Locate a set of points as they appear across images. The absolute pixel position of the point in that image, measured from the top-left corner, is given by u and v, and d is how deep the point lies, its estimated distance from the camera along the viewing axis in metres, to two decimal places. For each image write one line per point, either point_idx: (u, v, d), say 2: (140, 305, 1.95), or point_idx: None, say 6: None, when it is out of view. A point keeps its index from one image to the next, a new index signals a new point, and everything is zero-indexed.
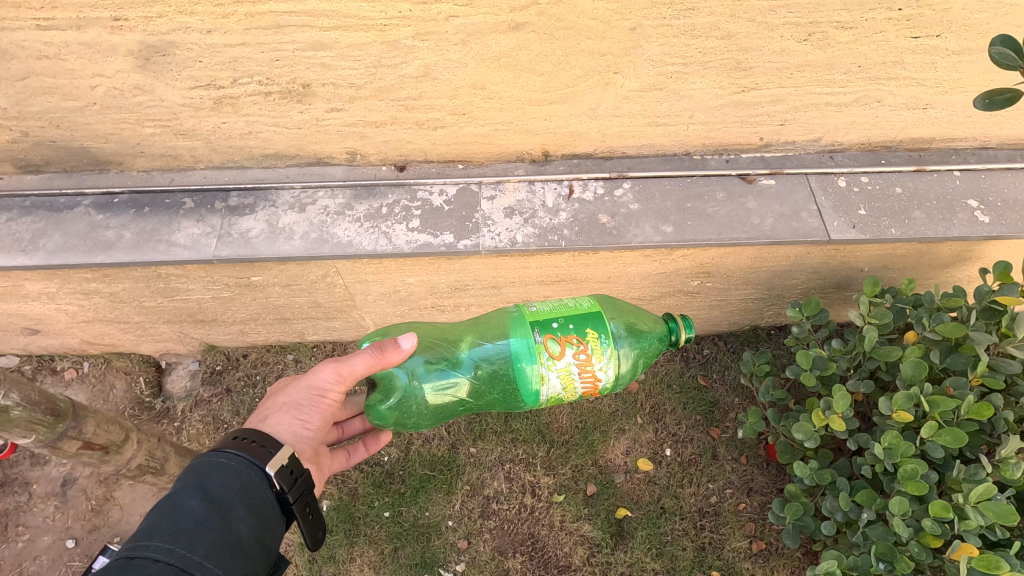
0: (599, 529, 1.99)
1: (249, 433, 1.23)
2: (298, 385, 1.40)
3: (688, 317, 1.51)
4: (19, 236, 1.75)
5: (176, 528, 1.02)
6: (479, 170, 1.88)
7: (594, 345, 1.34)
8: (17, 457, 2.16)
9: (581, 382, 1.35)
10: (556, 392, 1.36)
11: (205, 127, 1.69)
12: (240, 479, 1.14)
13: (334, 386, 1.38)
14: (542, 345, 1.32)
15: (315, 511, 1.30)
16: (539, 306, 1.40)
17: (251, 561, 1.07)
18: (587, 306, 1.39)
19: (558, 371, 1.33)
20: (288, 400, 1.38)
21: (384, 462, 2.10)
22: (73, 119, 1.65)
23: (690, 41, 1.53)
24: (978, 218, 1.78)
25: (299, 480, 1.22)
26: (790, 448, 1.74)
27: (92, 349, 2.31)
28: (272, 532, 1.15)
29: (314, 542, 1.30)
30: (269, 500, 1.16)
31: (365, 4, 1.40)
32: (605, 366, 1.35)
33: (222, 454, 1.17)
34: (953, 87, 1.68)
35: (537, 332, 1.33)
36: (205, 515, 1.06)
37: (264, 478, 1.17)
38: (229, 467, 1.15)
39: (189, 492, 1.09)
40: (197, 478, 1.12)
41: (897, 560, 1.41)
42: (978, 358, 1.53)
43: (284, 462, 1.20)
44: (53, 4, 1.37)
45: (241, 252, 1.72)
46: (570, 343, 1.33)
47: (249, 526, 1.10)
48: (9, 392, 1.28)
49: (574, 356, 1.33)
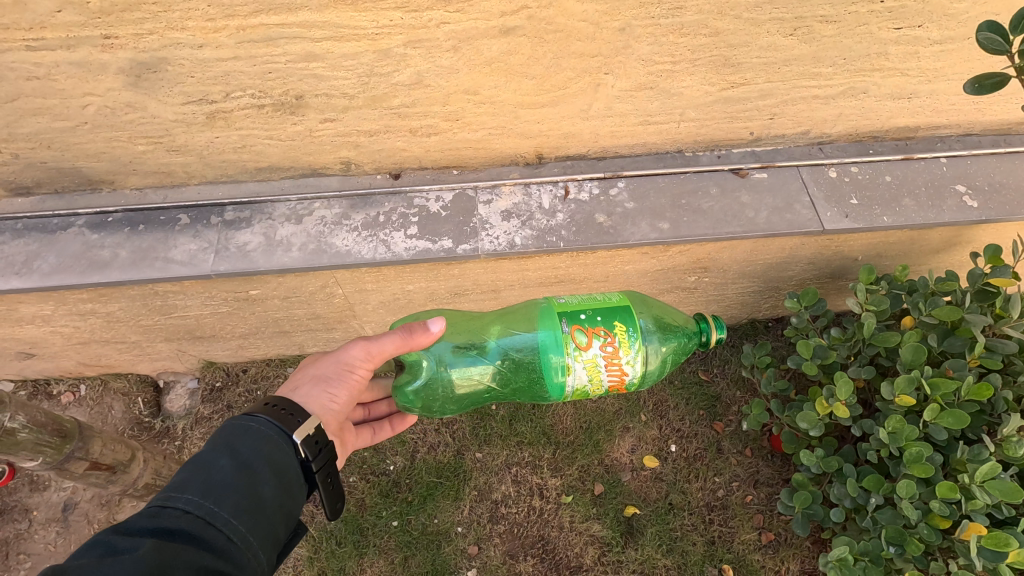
0: (609, 528, 1.99)
1: (283, 401, 1.25)
2: (327, 359, 1.40)
3: (722, 320, 1.52)
4: (13, 259, 1.73)
5: (206, 483, 1.03)
6: (474, 175, 1.88)
7: (622, 338, 1.35)
8: (16, 484, 2.12)
9: (607, 374, 1.36)
10: (581, 384, 1.36)
11: (198, 143, 1.69)
12: (267, 444, 1.15)
13: (363, 362, 1.38)
14: (569, 335, 1.34)
15: (336, 483, 1.32)
16: (567, 298, 1.42)
17: (274, 525, 1.08)
18: (615, 300, 1.41)
19: (585, 362, 1.34)
20: (318, 373, 1.37)
21: (390, 471, 2.09)
22: (64, 140, 1.64)
23: (679, 39, 1.55)
24: (966, 203, 1.81)
25: (322, 450, 1.24)
26: (795, 438, 1.76)
27: (89, 371, 2.28)
28: (294, 499, 1.15)
29: (334, 512, 1.32)
30: (293, 467, 1.17)
31: (356, 14, 1.40)
32: (632, 359, 1.36)
33: (254, 420, 1.18)
34: (935, 76, 1.72)
35: (564, 322, 1.35)
36: (233, 476, 1.06)
37: (291, 445, 1.18)
38: (258, 432, 1.16)
39: (219, 451, 1.10)
40: (227, 440, 1.13)
41: (908, 543, 1.42)
42: (975, 339, 1.56)
43: (309, 432, 1.21)
44: (42, 23, 1.36)
45: (240, 265, 1.72)
46: (598, 335, 1.34)
47: (274, 491, 1.10)
48: (15, 414, 1.30)
49: (601, 348, 1.34)
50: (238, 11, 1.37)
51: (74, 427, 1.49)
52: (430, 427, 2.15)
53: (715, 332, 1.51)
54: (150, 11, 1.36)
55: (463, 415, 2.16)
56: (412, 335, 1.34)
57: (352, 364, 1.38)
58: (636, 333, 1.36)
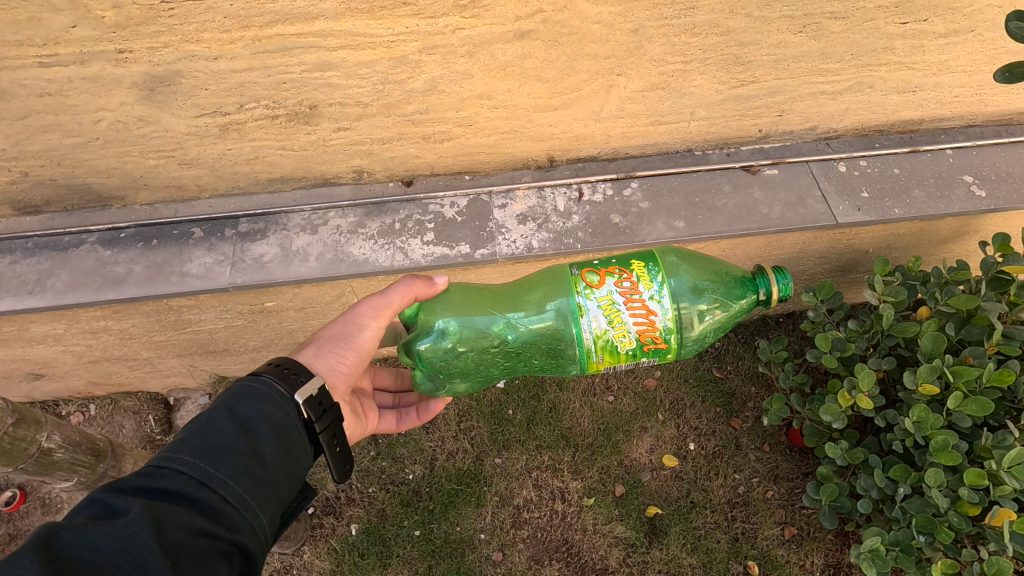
0: (632, 528, 1.99)
1: (289, 362, 1.18)
2: (332, 323, 1.37)
3: (786, 271, 1.36)
4: (25, 278, 1.71)
5: (204, 444, 0.98)
6: (486, 180, 1.89)
7: (640, 273, 1.30)
8: (29, 507, 2.08)
9: (628, 313, 1.28)
10: (601, 327, 1.28)
11: (211, 155, 1.68)
12: (269, 407, 1.08)
13: (370, 322, 1.36)
14: (579, 276, 1.32)
15: (343, 445, 1.26)
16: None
17: (275, 485, 1.02)
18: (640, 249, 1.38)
19: (598, 300, 1.29)
20: (323, 335, 1.35)
21: (410, 479, 2.08)
22: (75, 156, 1.62)
23: (690, 39, 1.56)
24: (975, 192, 1.84)
25: (327, 411, 1.17)
26: (818, 431, 1.77)
27: (99, 390, 2.25)
28: (299, 461, 1.09)
29: (343, 474, 1.27)
30: (296, 430, 1.10)
31: (373, 22, 1.40)
32: (656, 296, 1.28)
33: (259, 380, 1.12)
34: (940, 69, 1.74)
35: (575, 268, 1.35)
36: (233, 437, 1.00)
37: (292, 406, 1.11)
38: (261, 394, 1.09)
39: (220, 411, 1.04)
40: (229, 399, 1.06)
41: (938, 532, 1.44)
42: (993, 327, 1.57)
43: (313, 393, 1.14)
44: (57, 39, 1.35)
45: (257, 277, 1.71)
46: (610, 273, 1.31)
47: (276, 453, 1.04)
48: (52, 434, 1.30)
49: (616, 284, 1.29)
50: (255, 21, 1.37)
51: (106, 446, 1.51)
52: (448, 434, 2.14)
53: (773, 285, 1.35)
54: (166, 24, 1.35)
55: (481, 421, 2.15)
56: (414, 284, 1.40)
57: (358, 323, 1.36)
58: (657, 270, 1.30)
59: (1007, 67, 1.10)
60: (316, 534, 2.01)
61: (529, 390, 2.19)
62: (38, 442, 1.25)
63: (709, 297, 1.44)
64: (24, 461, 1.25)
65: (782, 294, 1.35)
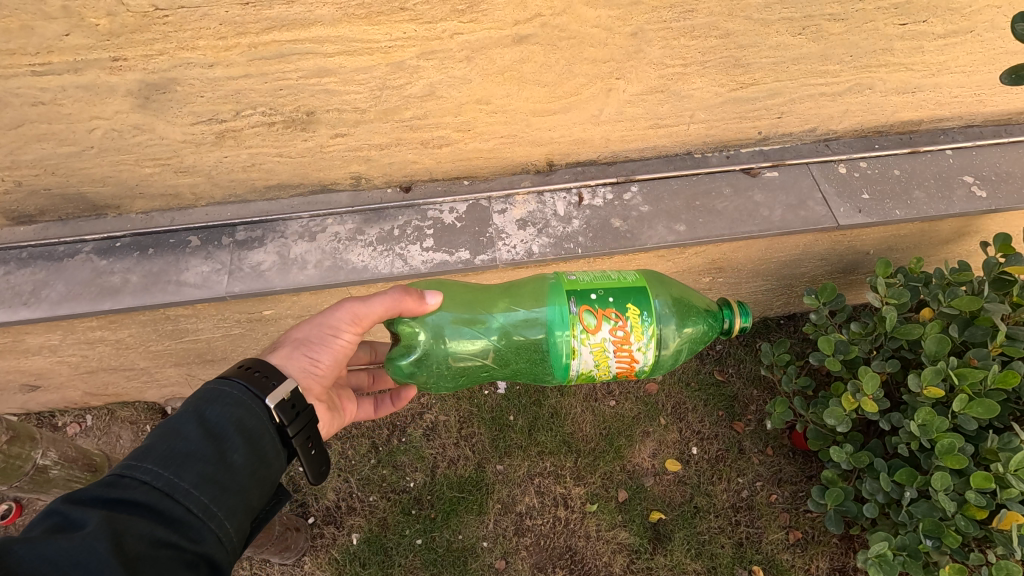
0: (635, 534, 1.97)
1: (260, 364, 1.14)
2: (309, 322, 1.32)
3: (748, 308, 1.46)
4: (19, 289, 1.68)
5: (168, 451, 0.95)
6: (485, 185, 1.87)
7: (634, 322, 1.30)
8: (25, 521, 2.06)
9: (615, 360, 1.31)
10: (588, 367, 1.32)
11: (207, 163, 1.66)
12: (239, 411, 1.05)
13: (349, 327, 1.32)
14: (577, 316, 1.29)
15: (317, 447, 1.23)
16: (579, 275, 1.37)
17: (244, 493, 1.00)
18: (632, 281, 1.35)
19: (592, 345, 1.29)
20: (300, 335, 1.31)
21: (411, 488, 2.06)
22: (69, 165, 1.60)
23: (690, 42, 1.55)
24: (976, 192, 1.84)
25: (299, 414, 1.14)
26: (822, 434, 1.76)
27: (95, 401, 2.23)
28: (270, 467, 1.07)
29: (320, 476, 1.25)
30: (268, 435, 1.08)
31: (370, 27, 1.39)
32: (644, 347, 1.31)
33: (228, 383, 1.08)
34: (940, 70, 1.74)
35: (573, 302, 1.30)
36: (200, 444, 0.98)
37: (263, 410, 1.08)
38: (230, 397, 1.06)
39: (187, 417, 1.01)
40: (197, 403, 1.04)
41: (945, 535, 1.43)
42: (997, 328, 1.56)
43: (284, 397, 1.11)
44: (50, 47, 1.33)
45: (256, 286, 1.69)
46: (608, 318, 1.29)
47: (245, 459, 1.02)
48: (47, 451, 1.28)
49: (611, 332, 1.29)
50: (251, 28, 1.35)
51: (102, 462, 1.49)
52: (449, 441, 2.12)
53: (738, 320, 1.44)
54: (161, 31, 1.34)
55: (482, 427, 2.13)
56: (402, 298, 1.30)
57: (337, 328, 1.32)
58: (650, 319, 1.31)
59: (1013, 68, 1.09)
60: (316, 544, 1.99)
61: (530, 396, 2.18)
62: (33, 459, 1.23)
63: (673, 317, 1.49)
64: (19, 479, 1.23)
65: (743, 324, 1.45)
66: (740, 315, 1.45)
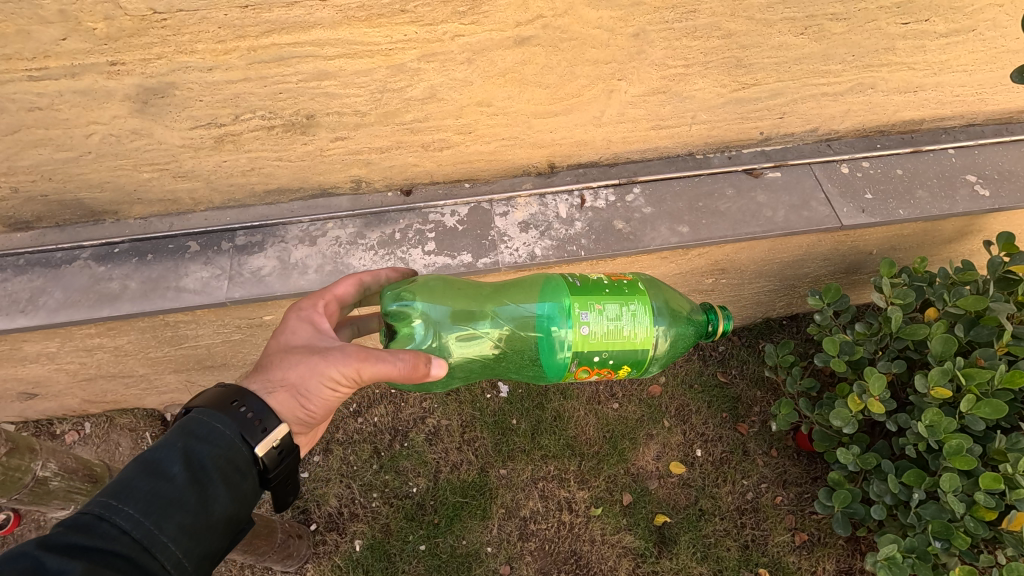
0: (640, 538, 1.96)
1: (253, 401, 1.10)
2: (307, 368, 1.17)
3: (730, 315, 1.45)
4: (16, 296, 1.66)
5: (152, 495, 0.92)
6: (486, 187, 1.86)
7: (623, 375, 1.35)
8: (23, 530, 2.04)
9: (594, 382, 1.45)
10: None
11: (206, 168, 1.64)
12: (227, 453, 1.03)
13: (348, 383, 1.19)
14: (573, 372, 1.33)
15: (293, 477, 1.22)
16: (592, 328, 1.26)
17: (218, 543, 0.99)
18: (640, 341, 1.29)
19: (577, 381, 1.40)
20: (296, 379, 1.17)
21: (413, 493, 2.04)
22: (66, 171, 1.58)
23: (691, 43, 1.54)
24: (979, 191, 1.83)
25: (284, 459, 1.13)
26: (828, 436, 1.75)
27: (94, 408, 2.20)
28: (247, 512, 1.06)
29: (281, 505, 1.22)
30: (252, 478, 1.07)
31: (369, 29, 1.38)
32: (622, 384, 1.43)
33: (221, 420, 1.05)
34: (942, 69, 1.73)
35: (573, 363, 1.30)
36: (184, 490, 0.96)
37: (250, 452, 1.07)
38: (222, 437, 1.04)
39: (174, 455, 0.98)
40: (186, 440, 1.01)
41: (954, 537, 1.42)
42: (1003, 327, 1.55)
43: (272, 445, 1.09)
44: (47, 52, 1.31)
45: (256, 291, 1.67)
46: (601, 373, 1.34)
47: (226, 506, 1.00)
48: (47, 462, 1.26)
49: (599, 378, 1.37)
50: (249, 31, 1.34)
51: (102, 472, 1.48)
52: (451, 446, 2.10)
53: (721, 323, 1.42)
54: (159, 35, 1.32)
55: (485, 432, 2.12)
56: (410, 373, 1.16)
57: (336, 383, 1.18)
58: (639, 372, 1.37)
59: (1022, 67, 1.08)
60: (319, 551, 1.97)
61: (533, 399, 2.16)
62: (33, 471, 1.21)
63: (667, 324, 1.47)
64: (19, 491, 1.21)
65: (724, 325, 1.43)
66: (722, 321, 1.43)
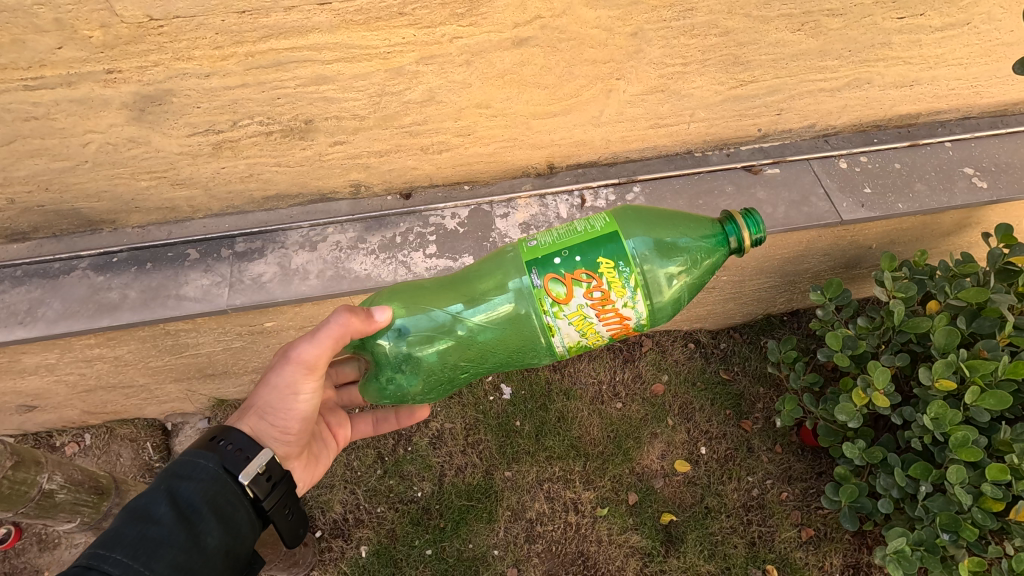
0: (647, 538, 1.96)
1: (228, 432, 1.14)
2: (264, 386, 1.22)
3: (756, 212, 1.17)
4: (15, 308, 1.65)
5: (140, 539, 0.92)
6: (486, 189, 1.86)
7: (611, 278, 1.10)
8: (25, 544, 2.02)
9: (601, 323, 1.13)
10: (574, 340, 1.16)
11: (204, 174, 1.63)
12: (214, 486, 1.06)
13: (303, 380, 1.20)
14: (543, 289, 1.11)
15: (296, 510, 1.24)
16: (540, 239, 1.16)
17: None
18: (600, 228, 1.13)
19: (569, 317, 1.12)
20: (261, 402, 1.22)
21: (418, 497, 2.03)
22: (63, 180, 1.57)
23: (689, 41, 1.55)
24: (976, 184, 1.84)
25: (275, 486, 1.14)
26: (832, 430, 1.75)
27: (94, 419, 2.18)
28: (244, 542, 1.07)
29: (294, 539, 1.24)
30: (243, 508, 1.08)
31: (367, 32, 1.37)
32: (629, 301, 1.11)
33: (202, 457, 1.09)
34: (937, 63, 1.74)
35: (535, 274, 1.12)
36: (173, 528, 0.96)
37: (236, 485, 1.09)
38: (206, 472, 1.07)
39: (159, 498, 1.00)
40: (169, 481, 1.04)
41: (962, 529, 1.43)
42: (1004, 318, 1.56)
43: (258, 472, 1.11)
44: (42, 61, 1.30)
45: (257, 298, 1.67)
46: (578, 283, 1.10)
47: (219, 539, 1.01)
48: (53, 474, 1.25)
49: (587, 297, 1.11)
50: (248, 37, 1.33)
51: (108, 484, 1.46)
52: (456, 449, 2.09)
53: (745, 230, 1.15)
54: (155, 42, 1.31)
55: (489, 434, 2.11)
56: (348, 325, 1.15)
57: (291, 386, 1.20)
58: (629, 271, 1.10)
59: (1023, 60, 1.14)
60: (325, 558, 1.96)
61: (536, 400, 2.16)
62: (39, 484, 1.20)
63: (675, 249, 1.21)
64: (24, 505, 1.20)
65: (753, 235, 1.15)
66: (747, 223, 1.16)
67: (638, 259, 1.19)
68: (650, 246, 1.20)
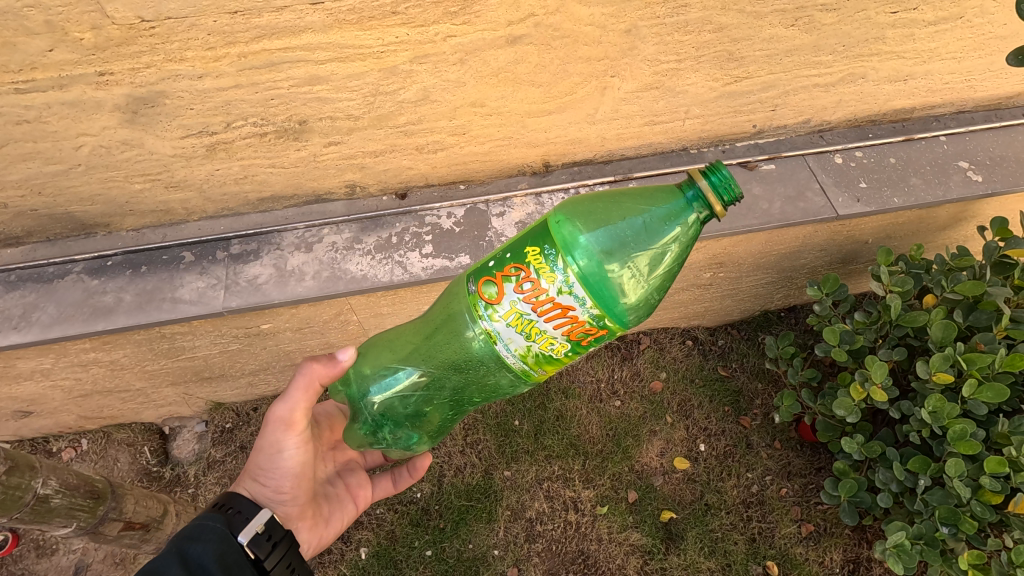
0: (647, 535, 1.96)
1: (230, 499, 1.20)
2: (256, 451, 1.27)
3: (721, 167, 1.05)
4: (9, 313, 1.64)
5: None
6: (482, 188, 1.86)
7: (539, 264, 1.06)
8: (22, 550, 2.00)
9: (543, 316, 1.06)
10: (523, 345, 1.09)
11: (198, 176, 1.63)
12: (221, 546, 1.09)
13: (286, 437, 1.24)
14: (478, 293, 1.11)
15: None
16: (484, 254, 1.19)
17: None
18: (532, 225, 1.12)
19: (505, 317, 1.08)
20: (255, 465, 1.28)
21: (418, 498, 2.02)
22: (56, 184, 1.56)
23: (683, 37, 1.54)
24: (971, 177, 1.85)
25: (277, 545, 1.16)
26: (831, 425, 1.75)
27: (90, 424, 2.17)
28: None
29: None
30: (248, 569, 1.10)
31: (361, 32, 1.37)
32: (563, 287, 1.04)
33: (210, 520, 1.13)
34: (930, 57, 1.74)
35: (471, 281, 1.14)
36: None
37: (241, 546, 1.12)
38: (213, 532, 1.11)
39: (170, 559, 1.03)
40: (179, 543, 1.08)
41: (961, 522, 1.44)
42: (1001, 312, 1.57)
43: (258, 531, 1.14)
44: (33, 63, 1.29)
45: (253, 300, 1.66)
46: (509, 279, 1.08)
47: None
48: (48, 479, 1.24)
49: (519, 290, 1.07)
50: (240, 37, 1.33)
51: (104, 488, 1.45)
52: (455, 449, 2.09)
53: (708, 192, 1.04)
54: (148, 43, 1.31)
55: (487, 434, 2.11)
56: (310, 373, 1.17)
57: (276, 444, 1.25)
58: (556, 254, 1.05)
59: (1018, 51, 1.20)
60: (325, 560, 1.94)
61: (534, 399, 2.15)
62: (34, 489, 1.20)
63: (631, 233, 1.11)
64: (20, 510, 1.19)
65: (718, 197, 1.04)
66: (711, 182, 1.04)
67: (592, 249, 1.10)
68: (603, 235, 1.11)
